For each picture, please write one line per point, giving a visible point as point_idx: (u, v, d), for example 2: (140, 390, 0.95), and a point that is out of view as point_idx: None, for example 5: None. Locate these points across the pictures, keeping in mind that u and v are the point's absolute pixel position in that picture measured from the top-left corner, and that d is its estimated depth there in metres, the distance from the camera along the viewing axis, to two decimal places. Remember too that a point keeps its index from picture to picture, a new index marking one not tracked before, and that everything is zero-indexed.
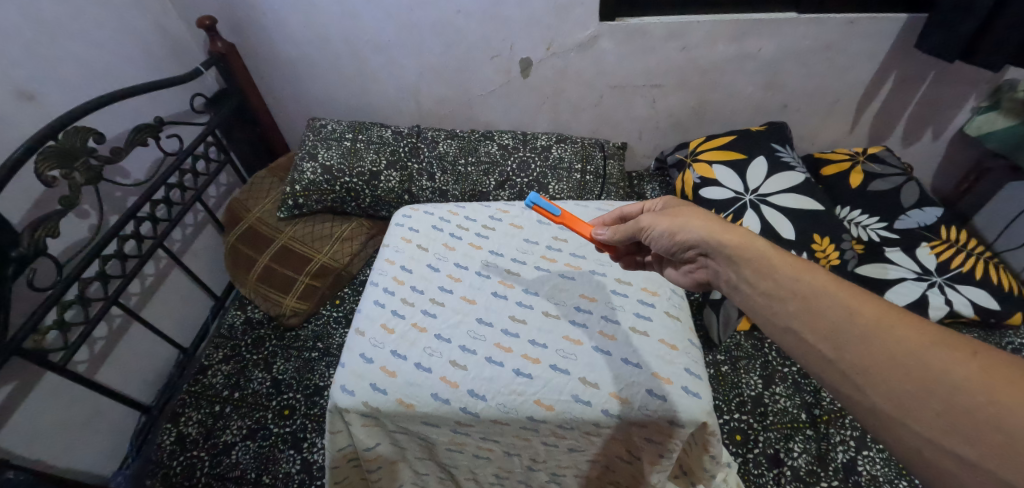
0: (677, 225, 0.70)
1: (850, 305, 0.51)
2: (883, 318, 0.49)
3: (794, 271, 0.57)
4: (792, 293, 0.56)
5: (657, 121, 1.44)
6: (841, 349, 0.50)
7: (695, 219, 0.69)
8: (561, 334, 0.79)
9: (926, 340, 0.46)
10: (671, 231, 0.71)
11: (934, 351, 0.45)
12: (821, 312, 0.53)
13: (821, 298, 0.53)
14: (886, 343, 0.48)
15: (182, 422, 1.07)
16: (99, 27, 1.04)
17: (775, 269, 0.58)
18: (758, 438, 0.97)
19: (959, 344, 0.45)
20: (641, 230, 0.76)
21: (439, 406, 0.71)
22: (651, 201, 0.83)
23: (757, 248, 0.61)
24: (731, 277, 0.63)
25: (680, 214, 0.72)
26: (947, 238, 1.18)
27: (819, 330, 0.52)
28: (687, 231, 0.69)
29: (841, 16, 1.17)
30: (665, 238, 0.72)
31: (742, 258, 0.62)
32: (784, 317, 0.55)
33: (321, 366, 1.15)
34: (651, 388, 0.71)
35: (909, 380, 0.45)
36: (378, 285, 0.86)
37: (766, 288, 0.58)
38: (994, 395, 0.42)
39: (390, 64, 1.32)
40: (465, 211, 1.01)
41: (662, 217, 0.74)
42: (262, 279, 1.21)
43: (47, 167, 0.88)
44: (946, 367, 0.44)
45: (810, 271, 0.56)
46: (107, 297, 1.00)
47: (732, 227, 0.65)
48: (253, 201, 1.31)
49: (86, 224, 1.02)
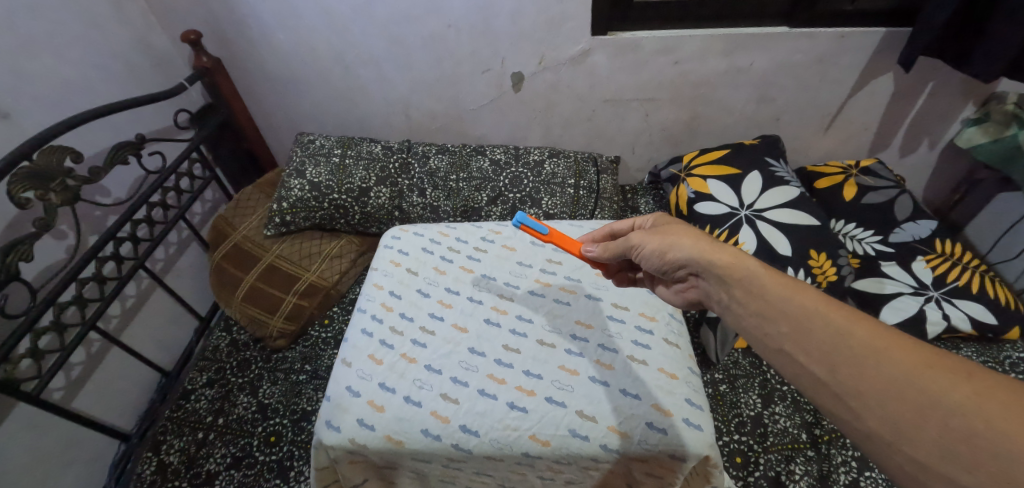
0: (667, 244, 0.69)
1: (841, 326, 0.49)
2: (876, 339, 0.47)
3: (785, 291, 0.55)
4: (783, 314, 0.54)
5: (650, 134, 1.43)
6: (834, 370, 0.48)
7: (685, 238, 0.67)
8: (557, 364, 0.76)
9: (920, 363, 0.44)
10: (661, 250, 0.70)
11: (929, 374, 0.43)
12: (813, 335, 0.50)
13: (813, 318, 0.51)
14: (880, 366, 0.45)
15: (163, 450, 1.02)
16: (79, 42, 1.01)
17: (766, 289, 0.56)
18: (759, 460, 0.95)
19: (952, 366, 0.43)
20: (632, 248, 0.74)
21: (429, 443, 0.68)
22: (641, 218, 0.81)
23: (748, 268, 0.59)
24: (722, 297, 0.61)
25: (668, 232, 0.70)
26: (942, 251, 1.18)
27: (811, 352, 0.50)
28: (678, 250, 0.67)
29: (833, 30, 1.17)
30: (655, 257, 0.71)
31: (734, 279, 0.60)
32: (776, 340, 0.53)
33: (308, 390, 1.11)
34: (652, 421, 0.69)
35: (906, 404, 0.43)
36: (366, 312, 0.83)
37: (759, 309, 0.56)
38: (991, 420, 0.40)
39: (379, 79, 1.30)
40: (456, 232, 0.99)
41: (653, 234, 0.72)
42: (247, 299, 1.17)
43: (21, 189, 0.84)
44: (940, 390, 0.42)
45: (801, 291, 0.54)
46: (84, 322, 0.96)
47: (721, 247, 0.63)
48: (240, 218, 1.28)
49: (63, 245, 0.98)
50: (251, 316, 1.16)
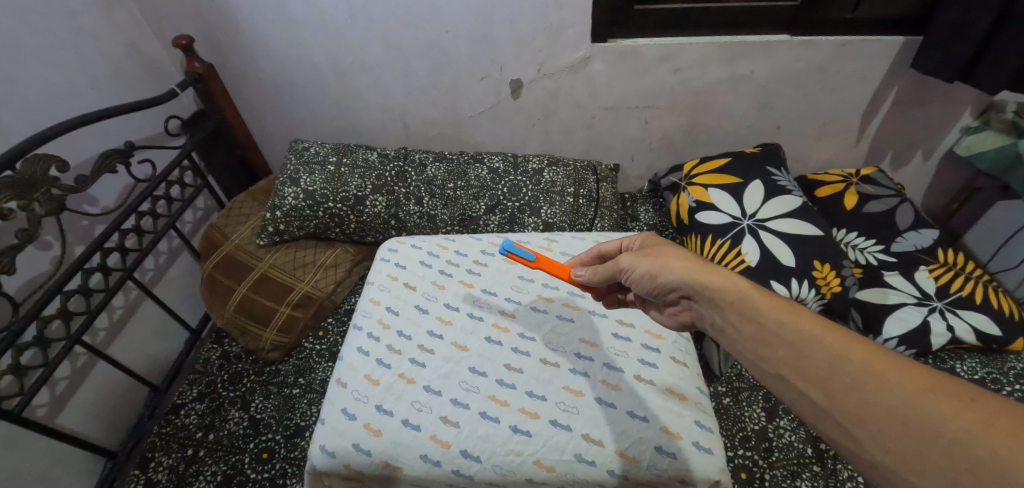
0: (656, 267, 0.67)
1: (838, 351, 0.48)
2: (873, 364, 0.46)
3: (779, 314, 0.53)
4: (779, 339, 0.52)
5: (650, 142, 1.41)
6: (833, 396, 0.46)
7: (674, 261, 0.65)
8: (561, 385, 0.74)
9: (921, 388, 0.43)
10: (651, 274, 0.67)
11: (929, 400, 0.42)
12: (811, 360, 0.49)
13: (810, 343, 0.50)
14: (875, 390, 0.44)
15: (151, 468, 0.98)
16: (66, 46, 0.98)
17: (756, 309, 0.55)
18: (765, 477, 0.93)
19: (953, 391, 0.42)
20: (621, 271, 0.72)
21: (428, 469, 0.66)
22: (628, 239, 0.79)
23: (742, 290, 0.57)
24: (716, 320, 0.59)
25: (657, 254, 0.68)
26: (945, 261, 1.16)
27: (808, 376, 0.48)
28: (668, 273, 0.65)
29: (834, 38, 1.16)
30: (645, 281, 0.69)
31: (727, 302, 0.58)
32: (773, 365, 0.52)
33: (302, 404, 1.07)
34: (661, 445, 0.67)
35: (905, 431, 0.41)
36: (362, 330, 0.81)
37: (753, 333, 0.54)
38: (997, 448, 0.37)
39: (376, 85, 1.28)
40: (455, 245, 0.96)
41: (641, 257, 0.70)
42: (240, 311, 1.14)
43: (3, 198, 0.81)
44: (941, 417, 0.40)
45: (796, 314, 0.53)
46: (69, 336, 0.92)
47: (715, 270, 0.62)
48: (232, 227, 1.25)
49: (48, 256, 0.95)
50: (245, 328, 1.14)
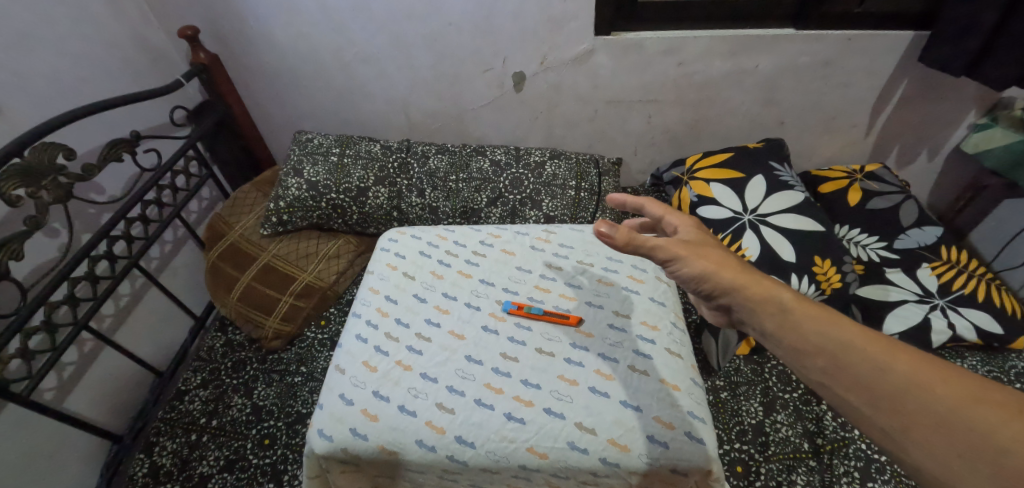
0: (705, 272, 0.65)
1: (879, 359, 0.49)
2: (917, 372, 0.47)
3: (818, 323, 0.55)
4: (817, 347, 0.53)
5: (653, 136, 1.41)
6: (877, 405, 0.48)
7: (725, 270, 0.64)
8: (555, 374, 0.74)
9: (970, 397, 0.44)
10: (700, 277, 0.66)
11: (978, 408, 0.43)
12: (850, 368, 0.50)
13: (850, 350, 0.51)
14: (922, 398, 0.46)
15: (156, 452, 1.00)
16: (74, 36, 0.99)
17: (789, 314, 0.57)
18: (760, 470, 0.93)
19: (1003, 400, 0.43)
20: (665, 263, 0.69)
21: (424, 454, 0.68)
22: (676, 215, 0.74)
23: (781, 300, 0.59)
24: (757, 329, 0.60)
25: (707, 256, 0.66)
26: (948, 258, 1.16)
27: (847, 382, 0.50)
28: (717, 279, 0.64)
29: (840, 33, 1.16)
30: (692, 282, 0.67)
31: (766, 310, 0.59)
32: (814, 372, 0.53)
33: (303, 392, 1.09)
34: (653, 434, 0.68)
35: (956, 441, 0.43)
36: (361, 317, 0.82)
37: (793, 342, 0.55)
38: None
39: (379, 77, 1.28)
40: (454, 236, 0.97)
41: (691, 253, 0.67)
42: (243, 299, 1.15)
43: (11, 186, 0.82)
44: (990, 428, 0.42)
45: (836, 323, 0.54)
46: (76, 322, 0.94)
47: (756, 278, 0.63)
48: (236, 217, 1.27)
49: (56, 243, 0.96)
50: (247, 317, 1.15)
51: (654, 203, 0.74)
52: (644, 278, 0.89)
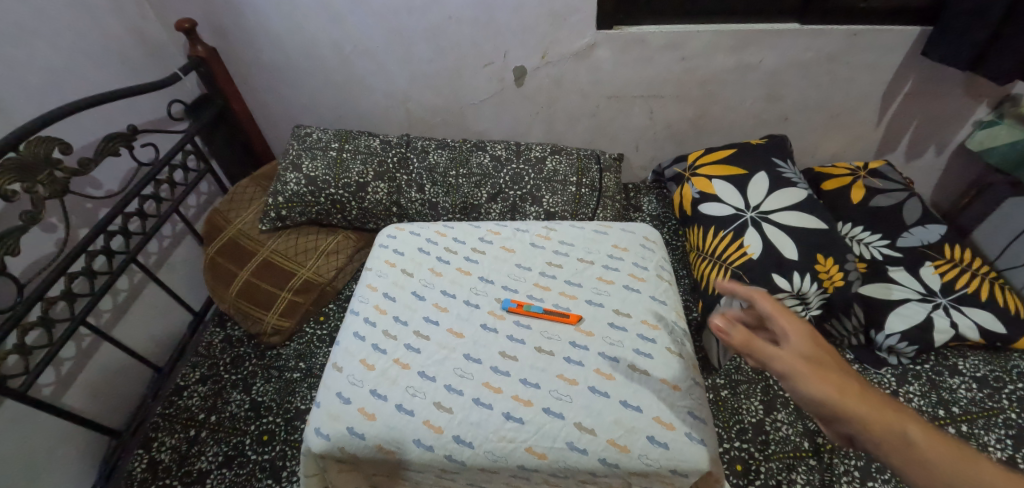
0: (830, 401, 0.55)
1: None
2: None
3: (950, 461, 0.49)
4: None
5: (655, 131, 1.39)
6: None
7: (852, 398, 0.54)
8: (554, 373, 0.74)
9: None
10: (820, 403, 0.56)
11: None
12: None
13: None
14: None
15: (154, 447, 1.00)
16: (69, 29, 0.98)
17: (923, 456, 0.50)
18: (760, 469, 0.93)
19: None
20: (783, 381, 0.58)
21: (422, 453, 0.67)
22: (791, 315, 0.62)
23: (911, 436, 0.51)
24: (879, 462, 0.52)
25: (833, 379, 0.56)
26: (951, 257, 1.15)
27: None
28: (842, 409, 0.54)
29: (845, 28, 1.14)
30: (808, 405, 0.57)
31: (896, 449, 0.51)
32: None
33: (302, 388, 1.08)
34: (653, 435, 0.68)
35: None
36: (359, 315, 0.81)
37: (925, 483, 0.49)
38: None
39: (378, 71, 1.27)
40: (453, 232, 0.96)
41: (812, 372, 0.56)
42: (241, 295, 1.15)
43: (6, 180, 0.81)
44: None
45: (972, 464, 0.48)
46: (73, 317, 0.93)
47: (883, 405, 0.54)
48: (235, 212, 1.26)
49: (53, 238, 0.96)
50: (246, 312, 1.14)
51: (768, 300, 0.63)
52: (645, 276, 0.88)
